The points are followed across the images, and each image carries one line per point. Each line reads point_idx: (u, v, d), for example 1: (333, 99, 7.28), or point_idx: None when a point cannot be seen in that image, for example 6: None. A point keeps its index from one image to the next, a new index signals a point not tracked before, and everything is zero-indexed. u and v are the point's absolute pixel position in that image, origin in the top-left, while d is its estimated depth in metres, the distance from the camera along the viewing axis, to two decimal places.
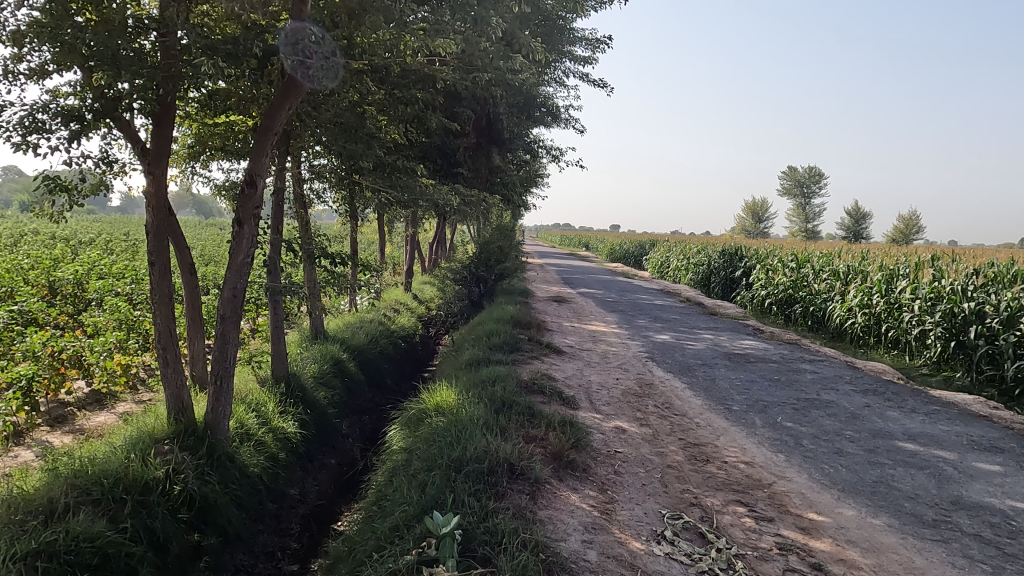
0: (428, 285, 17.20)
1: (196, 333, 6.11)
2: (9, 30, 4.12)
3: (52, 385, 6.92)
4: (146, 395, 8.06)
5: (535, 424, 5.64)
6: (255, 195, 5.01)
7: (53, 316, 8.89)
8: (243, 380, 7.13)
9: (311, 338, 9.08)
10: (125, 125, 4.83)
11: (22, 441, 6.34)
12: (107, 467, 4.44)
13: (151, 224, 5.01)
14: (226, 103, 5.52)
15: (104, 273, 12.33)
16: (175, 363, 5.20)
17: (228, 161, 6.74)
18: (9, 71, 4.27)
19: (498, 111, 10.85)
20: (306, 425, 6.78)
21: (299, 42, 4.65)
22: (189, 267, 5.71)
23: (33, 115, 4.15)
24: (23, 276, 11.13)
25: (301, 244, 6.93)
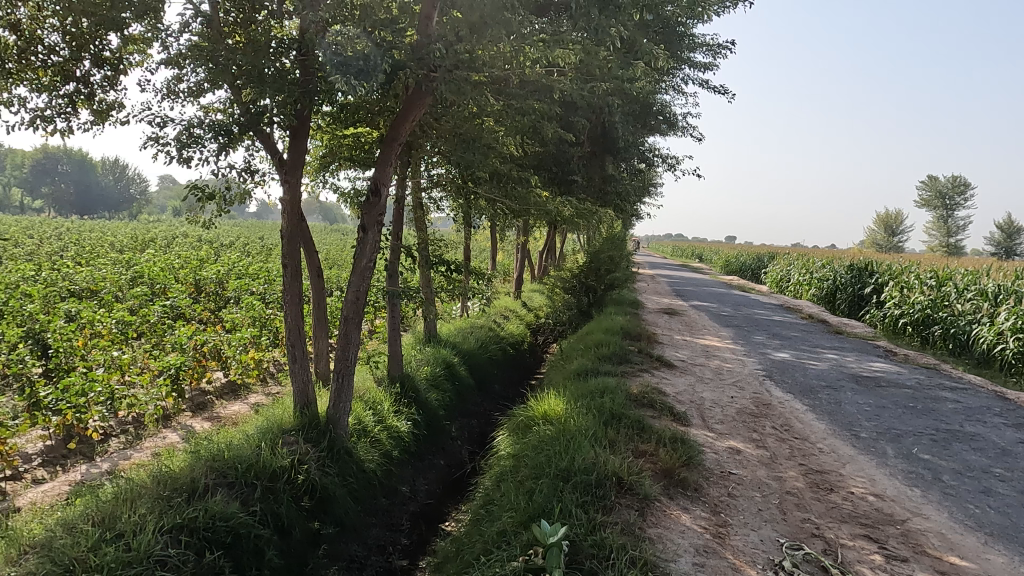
0: (537, 293, 17.34)
1: (321, 332, 6.48)
2: (174, 54, 4.60)
3: (194, 374, 7.62)
4: (274, 388, 8.67)
5: (645, 438, 5.52)
6: (379, 203, 5.27)
7: (198, 311, 9.77)
8: (362, 379, 7.49)
9: (424, 341, 9.42)
10: (267, 139, 5.27)
11: (169, 424, 7.05)
12: (241, 453, 4.81)
13: (285, 230, 5.43)
14: (355, 115, 5.86)
15: (242, 272, 13.44)
16: (302, 359, 5.55)
17: (354, 170, 7.14)
18: (172, 91, 4.78)
19: (613, 120, 10.77)
20: (418, 425, 7.00)
21: (426, 58, 4.78)
22: (317, 270, 6.08)
23: (189, 131, 4.61)
24: (174, 275, 12.36)
25: (419, 250, 7.16)
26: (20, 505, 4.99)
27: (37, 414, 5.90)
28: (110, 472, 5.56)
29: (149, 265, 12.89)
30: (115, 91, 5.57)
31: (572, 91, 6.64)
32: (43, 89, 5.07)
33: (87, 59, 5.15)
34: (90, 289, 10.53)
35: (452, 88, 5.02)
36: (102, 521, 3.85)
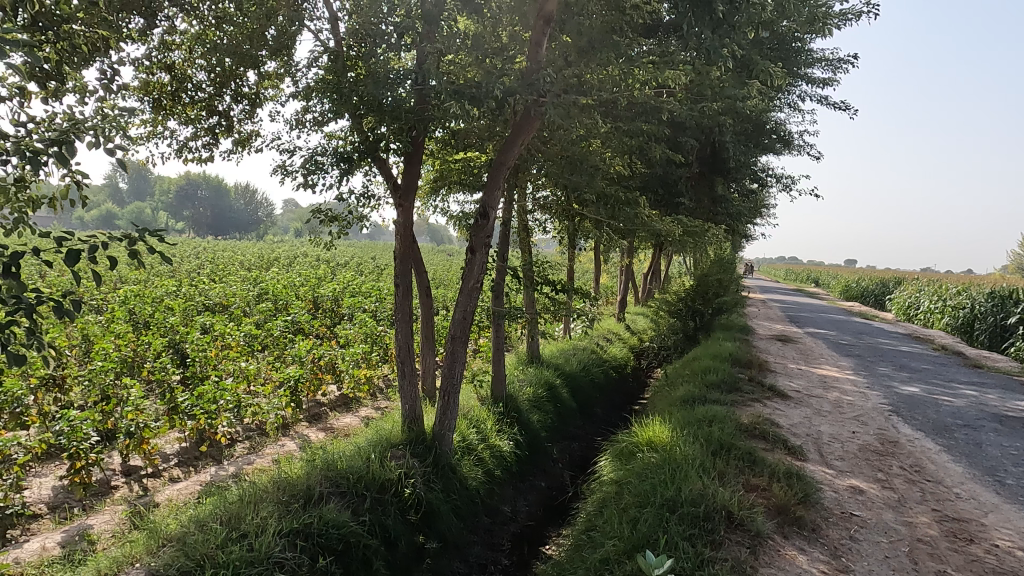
0: (641, 316, 17.03)
1: (428, 350, 6.69)
2: (302, 88, 4.98)
3: (312, 386, 8.09)
4: (383, 402, 9.02)
5: (756, 471, 5.26)
6: (486, 226, 5.39)
7: (315, 326, 10.37)
8: (466, 397, 7.64)
9: (527, 361, 9.49)
10: (383, 165, 5.57)
11: (287, 432, 7.50)
12: (353, 465, 5.04)
13: (398, 251, 5.70)
14: (466, 140, 6.05)
15: (356, 291, 14.16)
16: (411, 375, 5.75)
17: (463, 193, 7.38)
18: (301, 121, 5.17)
19: (723, 139, 10.51)
20: (521, 446, 7.02)
21: (535, 83, 4.84)
22: (426, 289, 6.28)
23: (315, 159, 4.97)
24: (296, 292, 13.21)
25: (524, 271, 7.24)
26: (158, 500, 5.46)
27: (175, 417, 6.45)
28: (236, 475, 5.97)
29: (274, 283, 13.85)
30: (251, 122, 6.08)
31: (682, 112, 6.53)
32: (190, 122, 5.63)
33: (228, 94, 5.66)
34: (222, 304, 11.44)
35: (561, 112, 5.07)
36: (229, 521, 4.14)
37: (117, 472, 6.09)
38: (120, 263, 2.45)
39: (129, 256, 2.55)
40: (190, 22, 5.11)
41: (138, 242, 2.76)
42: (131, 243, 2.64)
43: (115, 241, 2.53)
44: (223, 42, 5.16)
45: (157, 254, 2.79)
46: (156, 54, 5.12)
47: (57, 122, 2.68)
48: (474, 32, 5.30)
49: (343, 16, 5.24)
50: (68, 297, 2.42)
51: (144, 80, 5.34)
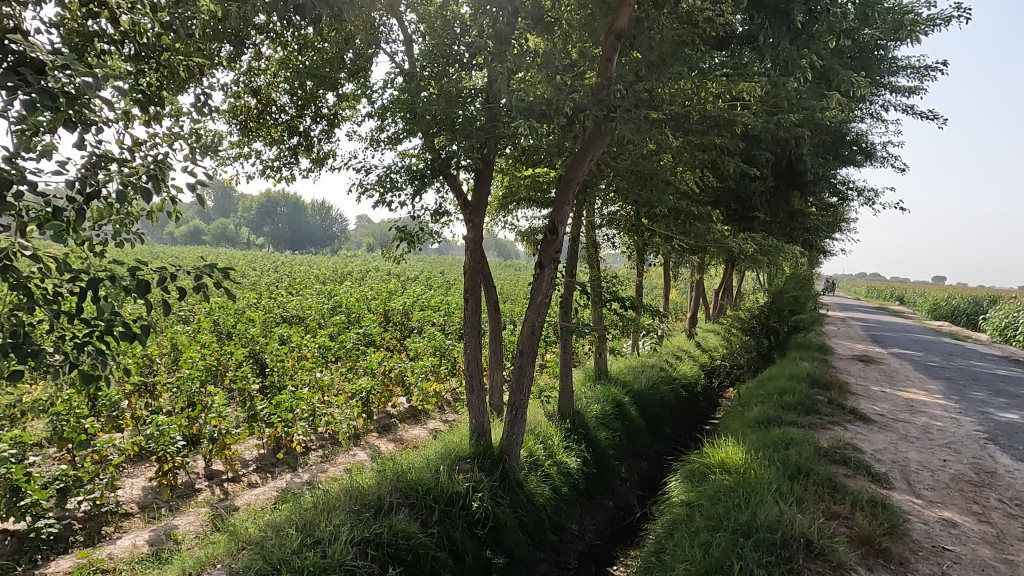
0: (712, 333, 16.60)
1: (496, 364, 6.73)
2: (378, 108, 5.16)
3: (383, 398, 8.28)
4: (450, 415, 9.12)
5: (837, 498, 5.01)
6: (555, 241, 5.40)
7: (386, 339, 10.63)
8: (534, 412, 7.63)
9: (595, 378, 9.41)
10: (454, 182, 5.68)
11: (359, 442, 7.69)
12: (422, 477, 5.13)
13: (468, 265, 5.79)
14: (536, 156, 6.09)
15: (425, 304, 14.43)
16: (479, 389, 5.81)
17: (531, 209, 7.43)
18: (376, 140, 5.35)
19: (800, 152, 10.18)
20: (588, 463, 6.94)
21: (606, 99, 4.82)
22: (494, 304, 6.34)
23: (389, 176, 5.24)
24: (369, 305, 13.58)
25: (593, 287, 7.20)
26: (237, 504, 5.69)
27: (255, 425, 6.74)
28: (310, 482, 6.17)
29: (347, 296, 14.30)
30: (329, 142, 6.33)
31: (757, 125, 6.38)
32: (274, 143, 5.92)
33: (308, 116, 5.93)
34: (299, 316, 11.90)
35: (632, 127, 5.04)
36: (304, 527, 4.28)
37: (201, 475, 6.39)
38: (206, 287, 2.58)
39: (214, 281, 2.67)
40: (275, 48, 5.36)
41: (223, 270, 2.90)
42: (217, 268, 2.77)
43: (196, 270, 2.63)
44: (304, 66, 5.39)
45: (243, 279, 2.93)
46: (243, 79, 5.41)
47: (158, 143, 2.87)
48: (544, 50, 5.32)
49: (418, 38, 5.39)
50: (151, 319, 2.54)
51: (233, 104, 5.66)
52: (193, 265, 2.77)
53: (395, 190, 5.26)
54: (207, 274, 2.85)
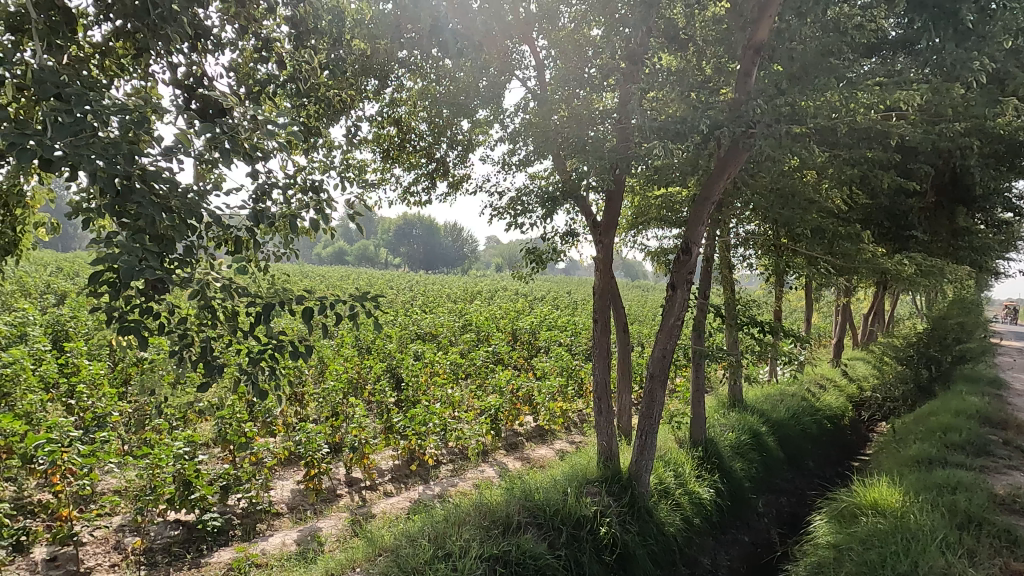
0: (861, 362, 15.32)
1: (624, 387, 6.63)
2: (510, 132, 5.33)
3: (510, 416, 8.40)
4: (577, 437, 9.07)
5: (1018, 555, 4.41)
6: (689, 262, 5.25)
7: (514, 358, 10.79)
8: (663, 438, 7.41)
9: (729, 405, 8.99)
10: (584, 203, 5.71)
11: (487, 458, 7.84)
12: (550, 497, 5.15)
13: (598, 287, 5.77)
14: (669, 176, 5.97)
15: (552, 324, 14.51)
16: (607, 411, 5.75)
17: (662, 228, 7.29)
18: (508, 163, 5.51)
19: (966, 164, 9.22)
20: (722, 495, 6.62)
21: (744, 116, 4.64)
22: (624, 326, 6.26)
23: (521, 199, 5.42)
24: (497, 324, 13.87)
25: (727, 309, 6.90)
26: (375, 511, 5.99)
27: (391, 436, 7.08)
28: (441, 495, 6.37)
29: (477, 315, 14.70)
30: (464, 167, 6.59)
31: (915, 136, 5.87)
32: (413, 169, 6.27)
33: (445, 142, 6.22)
34: (431, 333, 12.40)
35: (772, 143, 4.80)
36: (436, 539, 4.42)
37: (343, 481, 6.79)
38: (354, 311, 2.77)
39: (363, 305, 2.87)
40: (416, 80, 5.67)
41: (373, 294, 3.10)
42: (365, 294, 2.97)
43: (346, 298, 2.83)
44: (440, 94, 5.61)
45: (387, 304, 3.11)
46: (387, 110, 5.76)
47: (314, 171, 3.13)
48: (676, 68, 5.23)
49: (549, 63, 5.50)
50: (307, 338, 2.75)
51: (377, 134, 6.06)
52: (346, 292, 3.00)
53: (527, 212, 5.38)
54: (358, 298, 3.05)
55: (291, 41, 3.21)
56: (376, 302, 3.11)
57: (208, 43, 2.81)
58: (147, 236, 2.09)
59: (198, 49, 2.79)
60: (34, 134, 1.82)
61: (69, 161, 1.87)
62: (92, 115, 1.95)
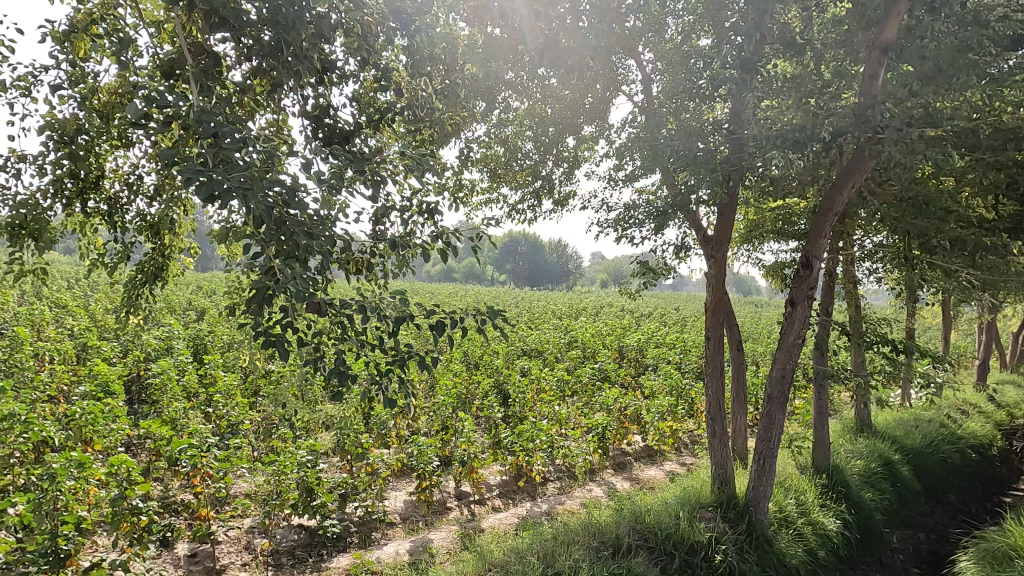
0: (1011, 386, 13.79)
1: (739, 408, 6.35)
2: (617, 147, 5.30)
3: (618, 435, 8.25)
4: (688, 458, 8.76)
5: None
6: (810, 277, 4.98)
7: (621, 375, 10.62)
8: (782, 463, 7.01)
9: (855, 430, 8.38)
10: (695, 218, 5.57)
11: (594, 477, 7.74)
12: (661, 521, 5.01)
13: (710, 303, 5.59)
14: (786, 188, 5.72)
15: (660, 341, 14.17)
16: (721, 433, 5.54)
17: (778, 242, 6.98)
18: (616, 179, 5.49)
19: None
20: (850, 527, 6.15)
21: (870, 120, 4.36)
22: (738, 344, 6.02)
23: (629, 214, 5.38)
24: (604, 341, 13.72)
25: (853, 327, 6.46)
26: (484, 526, 6.06)
27: (499, 452, 7.15)
28: (548, 513, 6.35)
29: (583, 332, 14.62)
30: (570, 184, 6.61)
31: None
32: (520, 187, 6.37)
33: (552, 160, 6.28)
34: (537, 349, 12.47)
35: (903, 149, 4.47)
36: (545, 557, 4.41)
37: (452, 494, 6.92)
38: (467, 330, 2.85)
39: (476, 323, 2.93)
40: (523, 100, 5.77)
41: (484, 314, 3.16)
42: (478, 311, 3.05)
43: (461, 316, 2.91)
44: (549, 113, 5.70)
45: (499, 323, 3.16)
46: (494, 131, 5.87)
47: (429, 194, 3.25)
48: (793, 74, 4.98)
49: (657, 76, 5.43)
50: (424, 355, 2.86)
51: (485, 154, 6.21)
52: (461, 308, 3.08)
53: (635, 226, 5.33)
54: (472, 318, 3.13)
55: (408, 70, 3.37)
56: (490, 322, 3.18)
57: (335, 76, 3.00)
58: (287, 258, 2.26)
59: (325, 82, 2.97)
60: (203, 170, 2.00)
61: (232, 195, 2.03)
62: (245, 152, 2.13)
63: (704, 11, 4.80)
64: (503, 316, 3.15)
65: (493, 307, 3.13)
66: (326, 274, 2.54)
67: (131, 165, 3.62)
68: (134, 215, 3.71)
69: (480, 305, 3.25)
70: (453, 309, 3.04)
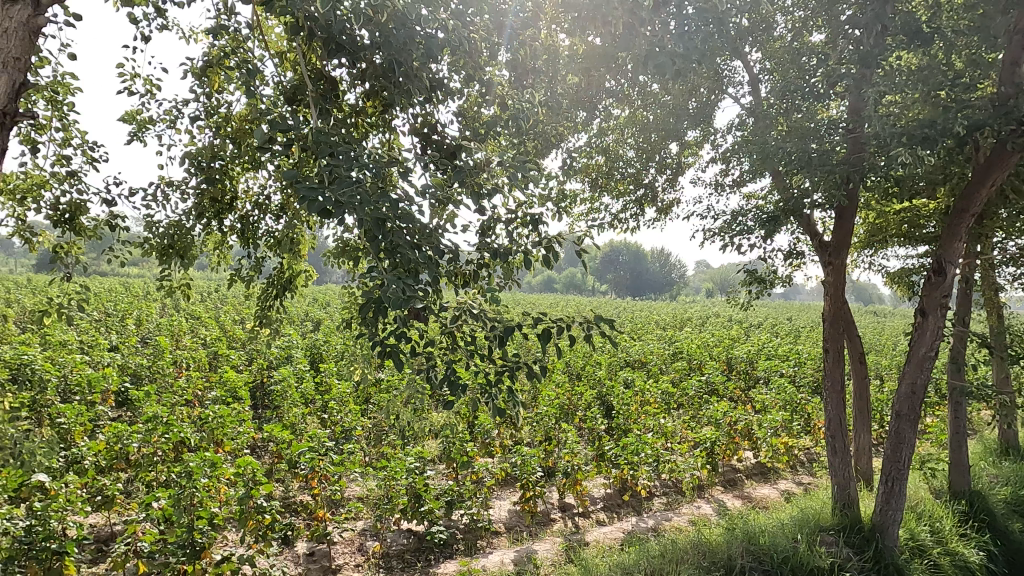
0: None
1: (863, 425, 5.93)
2: (724, 151, 5.14)
3: (728, 451, 7.92)
4: (806, 478, 8.26)
5: None
6: (943, 284, 4.58)
7: (730, 388, 10.22)
8: (914, 486, 6.46)
9: (1000, 453, 7.59)
10: (809, 223, 5.30)
11: (703, 494, 7.46)
12: (778, 542, 4.74)
13: (828, 312, 5.28)
14: (913, 188, 5.31)
15: (772, 352, 13.51)
16: (842, 452, 5.20)
17: (904, 246, 6.49)
18: (722, 185, 5.32)
19: None
20: (996, 560, 5.56)
21: (1012, 111, 3.97)
22: (861, 356, 5.64)
23: (737, 220, 5.19)
24: (711, 352, 13.26)
25: (996, 339, 5.88)
26: (588, 539, 5.99)
27: (603, 464, 7.05)
28: (655, 529, 6.17)
29: (688, 342, 14.20)
30: (674, 191, 6.47)
31: None
32: (622, 196, 6.30)
33: (654, 167, 6.16)
34: (640, 360, 12.24)
35: None
36: None
37: (556, 506, 6.89)
38: (572, 341, 2.84)
39: (581, 334, 2.92)
40: (624, 108, 5.72)
41: (589, 324, 3.15)
42: (583, 322, 3.04)
43: (565, 327, 2.92)
44: (651, 120, 5.61)
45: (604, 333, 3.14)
46: (595, 141, 5.85)
47: (533, 205, 3.27)
48: None
49: (767, 76, 5.22)
50: (530, 365, 2.88)
51: (586, 164, 6.20)
52: (567, 319, 3.08)
53: (744, 233, 5.13)
54: (576, 328, 3.12)
55: (511, 84, 3.42)
56: (594, 332, 3.16)
57: (441, 94, 3.10)
58: (399, 270, 2.35)
59: (433, 100, 3.08)
60: (321, 187, 2.12)
61: (344, 211, 2.13)
62: (359, 169, 2.24)
63: (817, 5, 4.57)
64: (608, 326, 3.13)
65: (597, 317, 3.12)
66: (434, 286, 2.61)
67: (259, 186, 3.90)
68: (263, 232, 3.99)
69: (584, 315, 3.24)
70: (558, 319, 3.05)
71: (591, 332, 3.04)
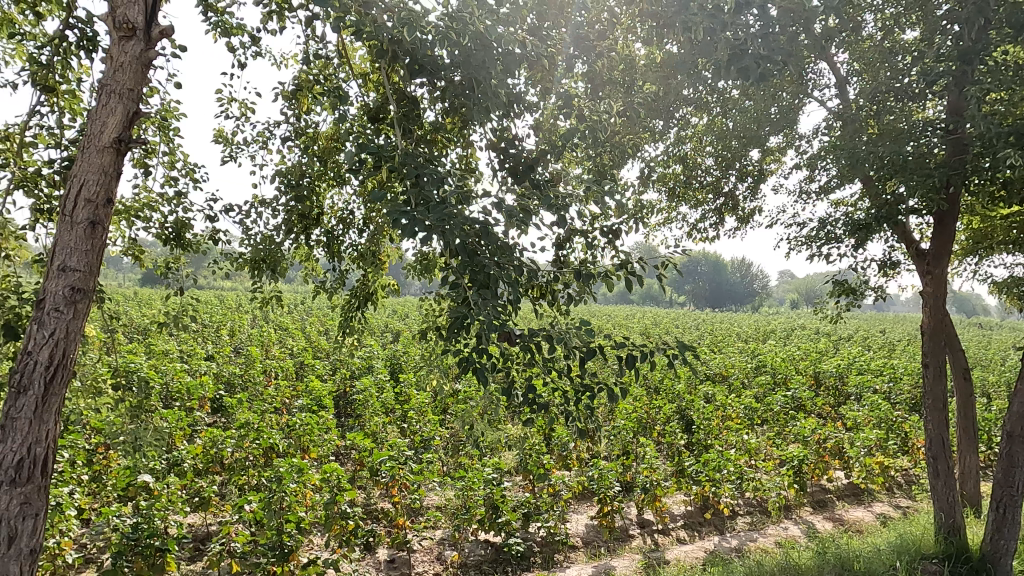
0: None
1: (968, 446, 5.53)
2: (810, 158, 4.95)
3: (817, 470, 7.54)
4: (904, 501, 7.75)
5: None
6: None
7: (818, 404, 9.75)
8: None
9: None
10: (905, 229, 5.02)
11: (790, 515, 7.13)
12: (874, 569, 4.47)
13: (927, 325, 4.96)
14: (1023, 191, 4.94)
15: (864, 367, 12.81)
16: (946, 474, 4.86)
17: (1013, 253, 6.04)
18: (808, 192, 5.12)
19: None
20: None
21: None
22: (965, 372, 5.27)
23: (825, 229, 4.98)
24: (797, 366, 12.72)
25: None
26: (668, 557, 5.84)
27: (683, 480, 6.87)
28: (739, 550, 5.95)
29: (772, 356, 13.66)
30: (755, 199, 6.28)
31: None
32: (701, 205, 6.16)
33: (734, 175, 6.00)
34: (721, 374, 11.88)
35: None
36: None
37: (635, 522, 6.76)
38: (652, 354, 2.81)
39: (659, 347, 2.88)
40: (701, 116, 5.61)
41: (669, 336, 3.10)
42: (662, 334, 2.99)
43: (644, 339, 2.89)
44: (730, 128, 5.48)
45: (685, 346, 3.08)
46: (673, 150, 5.76)
47: (609, 217, 3.26)
48: None
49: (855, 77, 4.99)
50: (607, 380, 2.86)
51: (663, 174, 6.12)
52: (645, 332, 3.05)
53: (834, 242, 4.91)
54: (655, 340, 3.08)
55: (587, 96, 3.42)
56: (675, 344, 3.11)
57: (518, 108, 3.14)
58: (478, 283, 2.40)
59: (510, 115, 3.12)
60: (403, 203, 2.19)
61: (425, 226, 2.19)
62: (439, 186, 2.30)
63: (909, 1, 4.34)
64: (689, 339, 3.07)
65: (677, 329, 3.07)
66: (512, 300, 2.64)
67: (344, 203, 4.07)
68: (348, 246, 4.16)
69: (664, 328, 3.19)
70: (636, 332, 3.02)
71: (670, 345, 3.00)
